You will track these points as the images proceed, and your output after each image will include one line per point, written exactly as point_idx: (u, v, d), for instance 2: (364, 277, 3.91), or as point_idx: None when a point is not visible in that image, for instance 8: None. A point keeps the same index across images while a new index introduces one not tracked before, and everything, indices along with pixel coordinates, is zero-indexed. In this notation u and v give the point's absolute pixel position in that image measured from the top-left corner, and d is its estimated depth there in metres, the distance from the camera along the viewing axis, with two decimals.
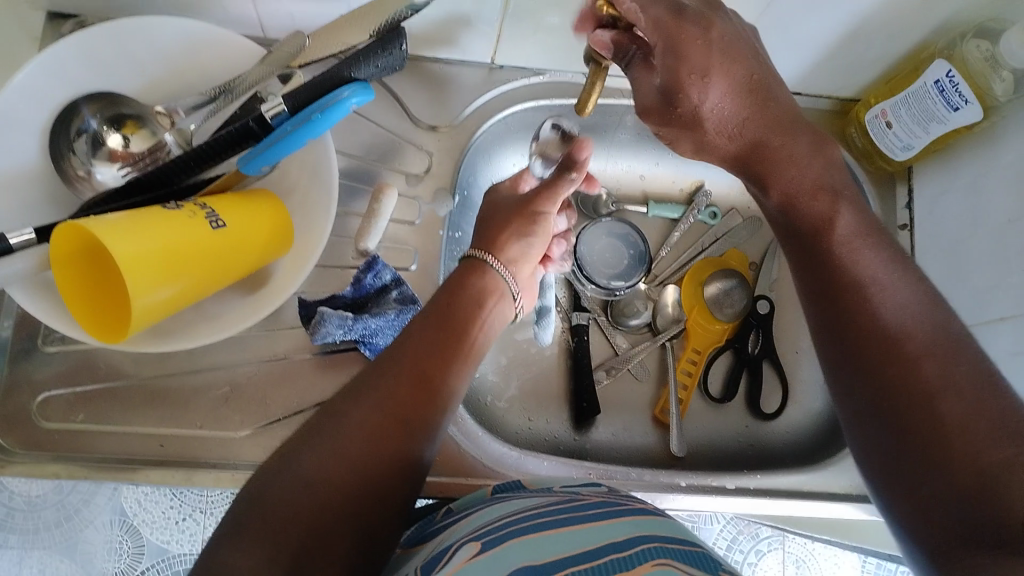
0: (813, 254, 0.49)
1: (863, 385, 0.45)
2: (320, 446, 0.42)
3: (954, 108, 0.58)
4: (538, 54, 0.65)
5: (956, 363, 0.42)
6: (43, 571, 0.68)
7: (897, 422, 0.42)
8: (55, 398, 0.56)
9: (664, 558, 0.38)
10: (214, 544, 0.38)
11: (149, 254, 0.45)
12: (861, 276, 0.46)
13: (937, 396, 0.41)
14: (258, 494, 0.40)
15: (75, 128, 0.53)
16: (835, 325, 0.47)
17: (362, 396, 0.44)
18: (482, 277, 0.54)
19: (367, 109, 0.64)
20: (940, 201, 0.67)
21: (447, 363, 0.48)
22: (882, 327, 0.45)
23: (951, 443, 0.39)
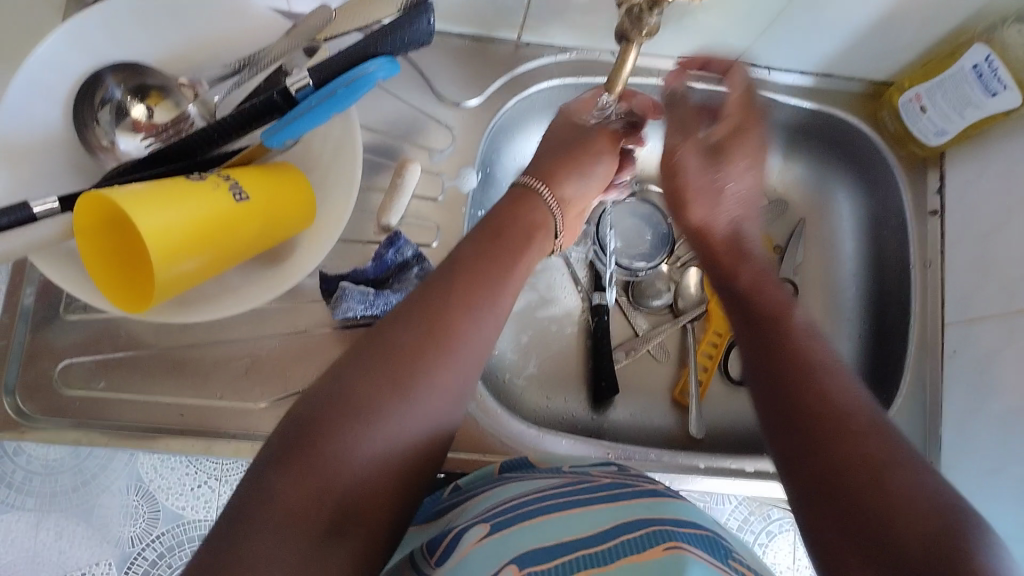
0: (764, 354, 0.43)
1: (795, 462, 0.38)
2: (371, 370, 0.40)
3: (992, 93, 0.57)
4: (567, 31, 0.64)
5: (888, 438, 0.37)
6: (59, 535, 0.64)
7: (831, 498, 0.36)
8: (77, 365, 0.56)
9: (676, 542, 0.37)
10: (261, 471, 0.37)
11: (170, 225, 0.44)
12: (807, 354, 0.42)
13: (872, 462, 0.35)
14: (308, 419, 0.38)
15: (99, 98, 0.53)
16: (783, 411, 0.40)
17: (406, 321, 0.43)
18: (527, 210, 0.54)
19: (391, 82, 0.64)
20: (971, 188, 0.65)
21: (495, 297, 0.46)
22: (822, 394, 0.39)
23: (881, 514, 0.33)
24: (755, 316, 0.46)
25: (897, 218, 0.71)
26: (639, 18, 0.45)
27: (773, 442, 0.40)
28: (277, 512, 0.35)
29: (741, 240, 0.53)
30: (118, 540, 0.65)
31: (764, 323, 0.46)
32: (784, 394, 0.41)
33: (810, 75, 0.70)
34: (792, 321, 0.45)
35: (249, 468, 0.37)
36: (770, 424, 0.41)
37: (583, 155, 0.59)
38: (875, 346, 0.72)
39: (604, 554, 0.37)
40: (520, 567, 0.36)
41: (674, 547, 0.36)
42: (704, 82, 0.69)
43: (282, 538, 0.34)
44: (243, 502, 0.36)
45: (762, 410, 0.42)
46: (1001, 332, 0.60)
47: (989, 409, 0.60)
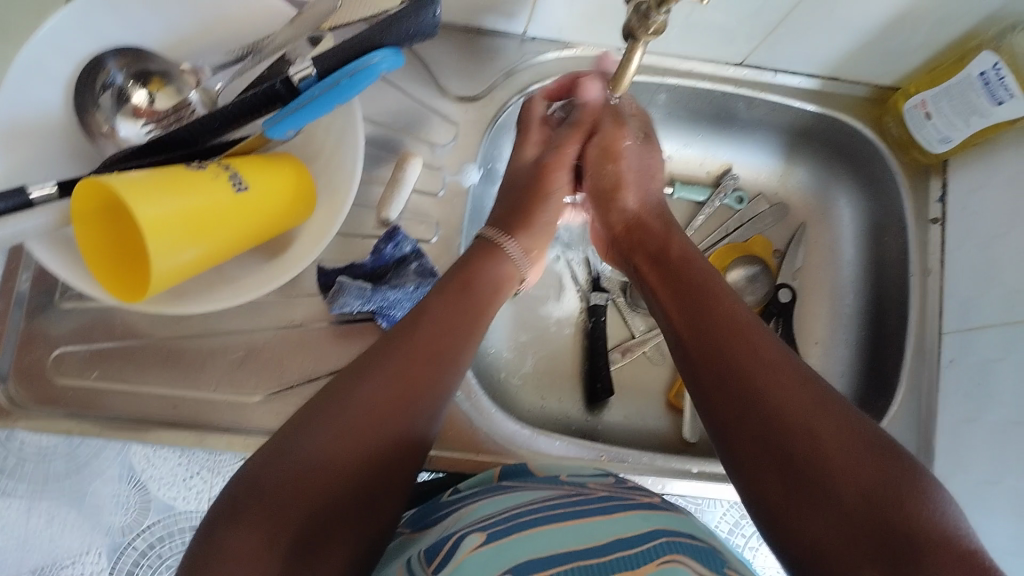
0: (720, 349, 0.46)
1: (739, 425, 0.43)
2: (324, 424, 0.42)
3: (998, 102, 0.57)
4: (573, 28, 0.63)
5: (814, 385, 0.43)
6: (50, 523, 0.63)
7: (776, 460, 0.41)
8: (70, 354, 0.56)
9: (673, 554, 0.38)
10: (217, 524, 0.39)
11: (170, 217, 0.44)
12: (732, 318, 0.48)
13: (810, 419, 0.41)
14: (258, 474, 0.40)
15: (101, 82, 0.51)
16: (721, 376, 0.45)
17: (365, 376, 0.45)
18: (497, 262, 0.56)
19: (394, 75, 0.63)
20: (974, 196, 0.65)
21: (460, 349, 0.49)
22: (764, 362, 0.44)
23: (829, 472, 0.39)
24: (683, 286, 0.52)
25: (897, 225, 0.70)
26: (647, 16, 0.44)
27: (712, 409, 0.45)
28: (231, 566, 0.37)
29: (665, 214, 0.60)
30: (109, 530, 0.64)
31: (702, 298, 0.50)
32: (717, 361, 0.46)
33: (816, 77, 0.69)
34: (716, 288, 0.51)
35: (206, 516, 0.39)
36: (706, 389, 0.46)
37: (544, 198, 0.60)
38: (872, 352, 0.72)
39: (604, 566, 0.37)
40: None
41: (671, 558, 0.37)
42: (708, 83, 0.68)
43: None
44: (201, 556, 0.38)
45: (693, 370, 0.48)
46: (1000, 342, 0.60)
47: (986, 419, 0.60)
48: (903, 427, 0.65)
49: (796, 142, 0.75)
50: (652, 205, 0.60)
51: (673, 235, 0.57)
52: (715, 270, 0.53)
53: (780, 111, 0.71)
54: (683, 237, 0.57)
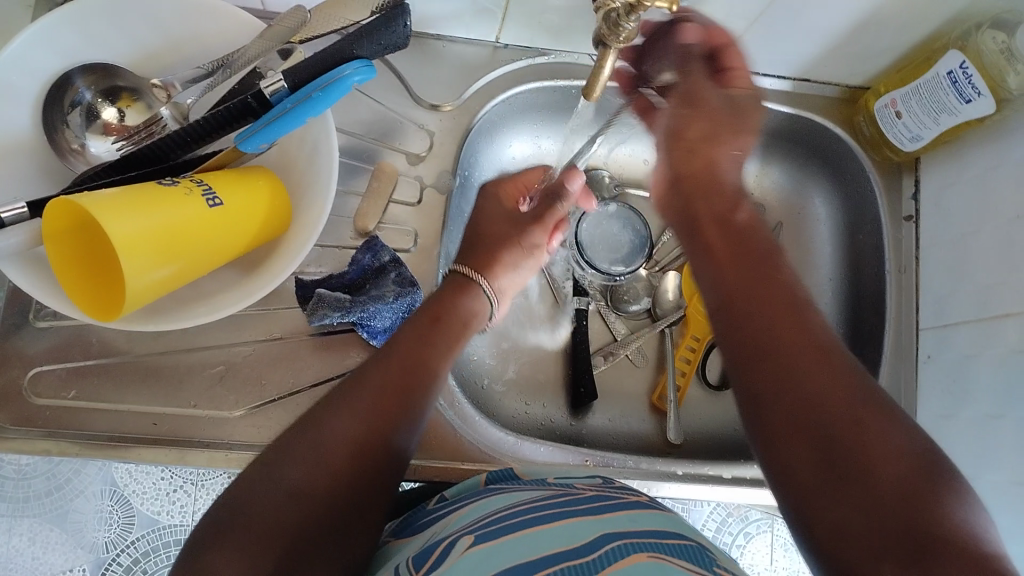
0: (772, 324, 0.43)
1: (771, 399, 0.41)
2: (300, 455, 0.42)
3: (966, 100, 0.57)
4: (545, 35, 0.63)
5: (860, 382, 0.40)
6: (32, 541, 0.63)
7: (806, 438, 0.39)
8: (47, 374, 0.55)
9: (660, 553, 0.38)
10: (199, 549, 0.38)
11: (143, 232, 0.44)
12: (786, 299, 0.45)
13: (853, 407, 0.38)
14: (238, 504, 0.40)
15: (69, 100, 0.52)
16: (762, 349, 0.42)
17: (342, 405, 0.45)
18: (468, 298, 0.56)
19: (368, 86, 0.63)
20: (947, 193, 0.66)
21: (433, 374, 0.49)
22: (811, 347, 0.42)
23: (862, 460, 0.37)
24: (738, 255, 0.48)
25: (872, 223, 0.71)
26: (617, 24, 0.44)
27: (744, 378, 0.42)
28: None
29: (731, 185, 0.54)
30: (92, 546, 0.64)
31: (755, 274, 0.46)
32: (763, 332, 0.43)
33: (788, 79, 0.70)
34: (776, 266, 0.47)
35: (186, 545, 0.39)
36: (742, 361, 0.43)
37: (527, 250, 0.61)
38: (851, 349, 0.72)
39: (593, 562, 0.37)
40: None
41: (659, 557, 0.37)
42: None
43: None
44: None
45: (732, 335, 0.45)
46: (976, 336, 0.60)
47: (964, 413, 0.61)
48: None
49: (772, 143, 0.76)
50: (734, 180, 0.52)
51: (737, 210, 0.51)
52: (781, 251, 0.49)
53: None
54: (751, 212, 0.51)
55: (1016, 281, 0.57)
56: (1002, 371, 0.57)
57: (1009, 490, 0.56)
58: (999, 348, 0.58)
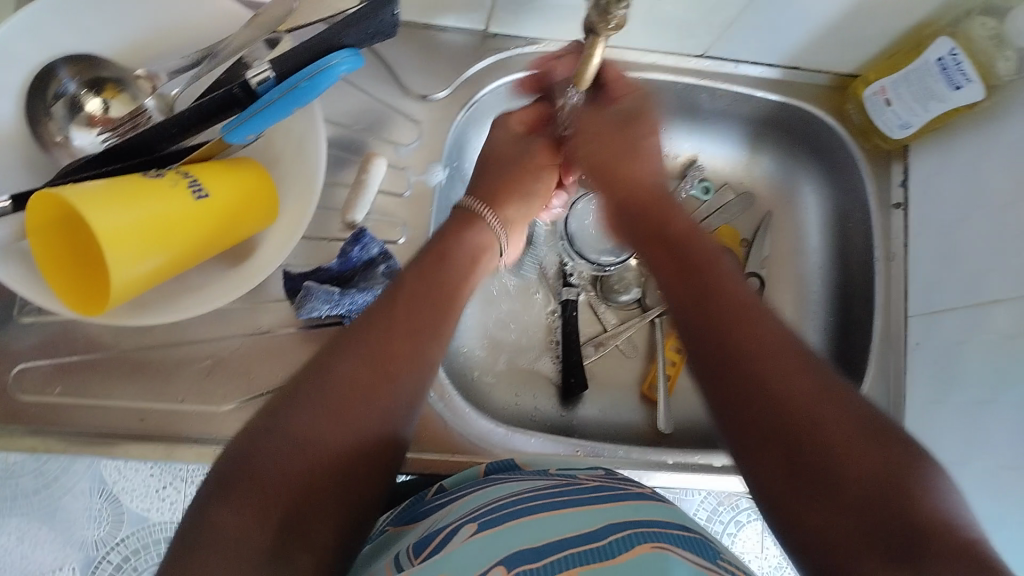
0: (723, 329, 0.43)
1: (738, 414, 0.41)
2: (309, 403, 0.41)
3: (956, 87, 0.58)
4: (534, 23, 0.63)
5: (817, 372, 0.40)
6: (21, 539, 0.62)
7: (779, 448, 0.39)
8: (31, 370, 0.54)
9: (663, 542, 0.38)
10: (200, 508, 0.38)
11: (129, 225, 0.43)
12: (736, 298, 0.45)
13: (815, 408, 0.39)
14: (247, 456, 0.39)
15: (52, 91, 0.51)
16: (719, 352, 0.43)
17: (348, 351, 0.44)
18: (471, 232, 0.56)
19: (356, 76, 0.62)
20: (935, 181, 0.66)
21: (438, 323, 0.49)
22: (765, 347, 0.41)
23: (834, 469, 0.37)
24: (682, 262, 0.48)
25: (860, 212, 0.71)
26: (608, 11, 0.44)
27: (710, 393, 0.43)
28: (219, 548, 0.36)
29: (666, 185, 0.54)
30: (82, 544, 0.63)
31: (700, 276, 0.47)
32: (717, 336, 0.43)
33: (777, 67, 0.70)
34: (718, 267, 0.47)
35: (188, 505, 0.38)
36: (704, 373, 0.43)
37: (534, 177, 0.61)
38: (840, 338, 0.72)
39: (596, 552, 0.37)
40: (508, 568, 0.36)
41: (661, 546, 0.37)
42: (671, 75, 0.68)
43: (232, 562, 0.36)
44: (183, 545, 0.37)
45: (690, 340, 0.45)
46: (966, 322, 0.61)
47: (954, 399, 0.61)
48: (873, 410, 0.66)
49: (761, 132, 0.76)
50: (649, 176, 0.54)
51: (669, 210, 0.52)
52: (718, 249, 0.49)
53: (742, 102, 0.71)
54: (674, 208, 0.52)
55: (1006, 267, 0.57)
56: (992, 357, 0.58)
57: (998, 475, 0.56)
58: (988, 334, 0.58)
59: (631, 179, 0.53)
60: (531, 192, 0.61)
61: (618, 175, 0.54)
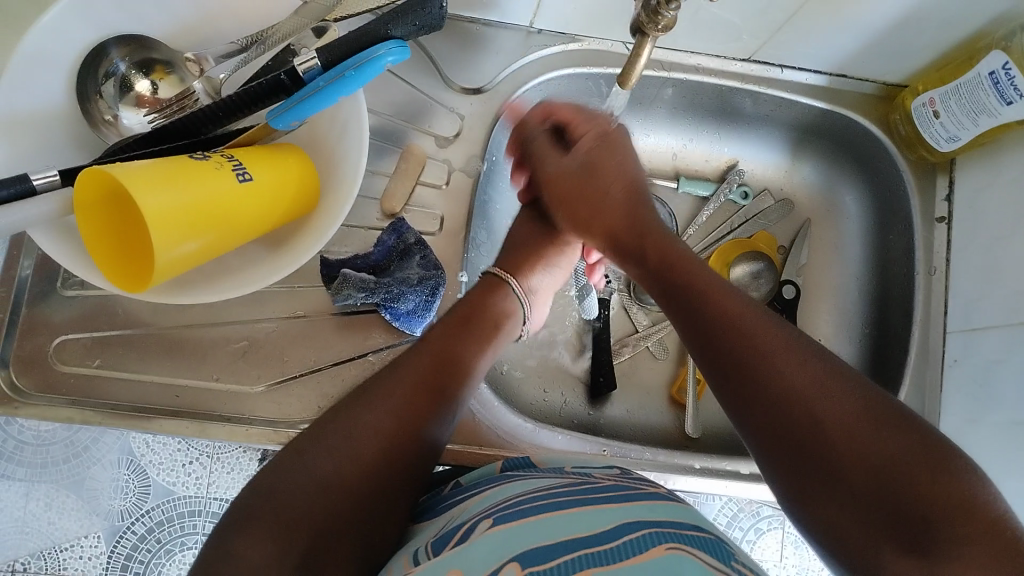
0: (725, 342, 0.45)
1: (747, 414, 0.43)
2: (332, 446, 0.43)
3: (1008, 102, 0.56)
4: (580, 20, 0.63)
5: (816, 361, 0.42)
6: (48, 506, 0.64)
7: (784, 446, 0.41)
8: (72, 342, 0.56)
9: (682, 545, 0.38)
10: (224, 532, 0.38)
11: (173, 204, 0.44)
12: (724, 305, 0.47)
13: (814, 401, 0.41)
14: (271, 489, 0.41)
15: (104, 70, 0.51)
16: (726, 363, 0.45)
17: (374, 402, 0.46)
18: (497, 299, 0.57)
19: (400, 67, 0.63)
20: (981, 196, 0.65)
21: (456, 381, 0.51)
22: (759, 346, 0.44)
23: (842, 457, 0.39)
24: (675, 278, 0.51)
25: (903, 222, 0.70)
26: (656, 12, 0.44)
27: (722, 398, 0.45)
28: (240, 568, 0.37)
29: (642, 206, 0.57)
30: (107, 513, 0.64)
31: (690, 288, 0.49)
32: (720, 349, 0.45)
33: (824, 74, 0.69)
34: (705, 274, 0.50)
35: (217, 527, 0.39)
36: (715, 380, 0.45)
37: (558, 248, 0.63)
38: (875, 351, 0.71)
39: (611, 552, 0.36)
40: (522, 567, 0.36)
41: (677, 548, 0.37)
42: (715, 78, 0.67)
43: None
44: (208, 564, 0.37)
45: (701, 354, 0.47)
46: (1005, 342, 0.60)
47: (989, 419, 0.60)
48: None
49: (804, 139, 0.75)
50: (626, 200, 0.57)
51: (656, 238, 0.53)
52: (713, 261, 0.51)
53: (786, 107, 0.70)
54: (660, 224, 0.55)
55: None
56: None
57: None
58: None
59: (613, 206, 0.57)
60: (554, 260, 0.62)
61: (596, 210, 0.57)
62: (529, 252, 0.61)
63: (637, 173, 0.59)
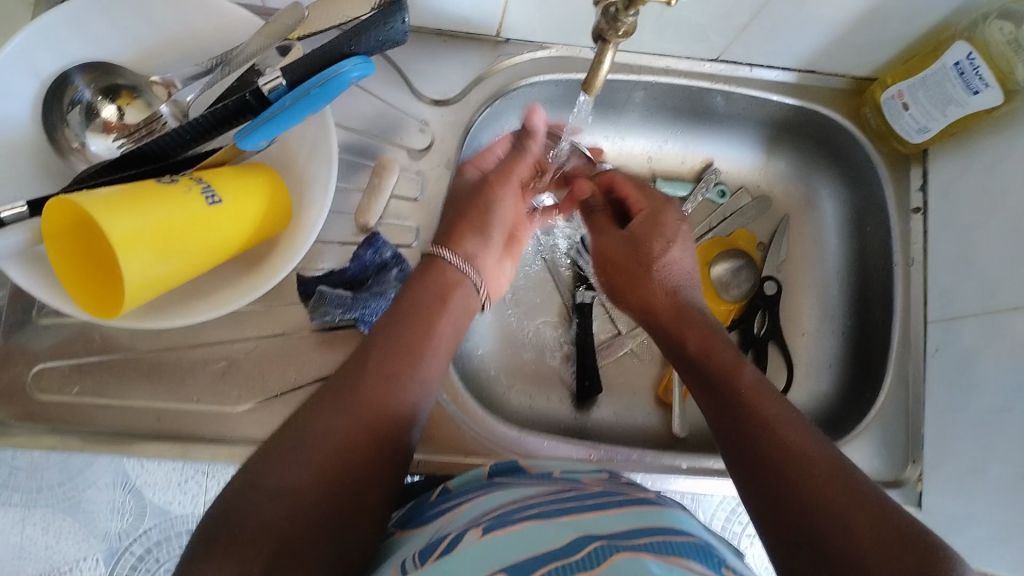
0: (753, 446, 0.44)
1: (775, 520, 0.41)
2: (290, 454, 0.41)
3: (974, 91, 0.57)
4: (546, 28, 0.63)
5: (845, 477, 0.41)
6: (46, 531, 0.60)
7: (807, 552, 0.39)
8: (51, 370, 0.56)
9: (674, 555, 0.37)
10: (188, 559, 0.37)
11: (142, 230, 0.44)
12: (761, 412, 0.46)
13: (840, 505, 0.39)
14: (231, 507, 0.39)
15: (69, 99, 0.52)
16: (756, 469, 0.43)
17: (330, 405, 0.44)
18: (436, 280, 0.53)
19: (368, 80, 0.63)
20: (954, 185, 0.65)
21: (415, 364, 0.48)
22: (794, 455, 0.42)
23: (866, 568, 0.36)
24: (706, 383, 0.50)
25: (879, 215, 0.70)
26: (615, 18, 0.44)
27: (754, 504, 0.43)
28: None
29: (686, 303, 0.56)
30: (105, 535, 0.60)
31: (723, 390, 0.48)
32: (751, 453, 0.44)
33: (793, 71, 0.69)
34: (743, 376, 0.49)
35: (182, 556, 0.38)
36: (746, 482, 0.44)
37: (485, 211, 0.58)
38: (858, 345, 0.72)
39: (582, 560, 0.36)
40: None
41: (668, 560, 0.36)
42: (686, 79, 0.68)
43: None
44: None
45: (734, 458, 0.46)
46: (983, 330, 0.60)
47: (970, 409, 0.61)
48: (887, 418, 0.65)
49: (777, 135, 0.75)
50: (665, 295, 0.57)
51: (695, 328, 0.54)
52: (746, 363, 0.50)
53: (757, 105, 0.71)
54: (699, 323, 0.54)
55: None
56: (1008, 367, 0.57)
57: (1014, 490, 0.56)
58: (1005, 343, 0.57)
59: (652, 301, 0.57)
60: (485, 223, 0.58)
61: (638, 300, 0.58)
62: (459, 216, 0.57)
63: (681, 262, 0.59)
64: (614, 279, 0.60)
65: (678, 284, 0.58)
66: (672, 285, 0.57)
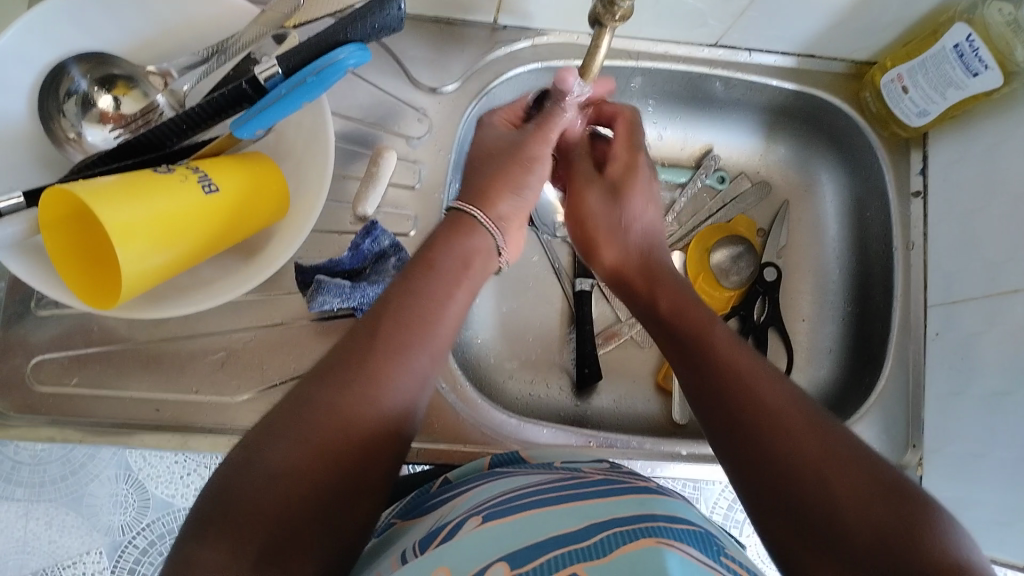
0: (724, 406, 0.44)
1: (751, 481, 0.41)
2: (287, 434, 0.38)
3: (974, 73, 0.57)
4: (543, 14, 0.63)
5: (822, 432, 0.40)
6: (49, 525, 0.60)
7: (789, 514, 0.38)
8: (49, 361, 0.56)
9: (671, 539, 0.36)
10: (182, 543, 0.34)
11: (136, 218, 0.44)
12: (733, 363, 0.45)
13: (820, 465, 0.38)
14: (225, 489, 0.36)
15: (65, 89, 0.51)
16: (726, 424, 0.43)
17: (329, 378, 0.41)
18: (467, 242, 0.49)
19: (364, 68, 0.63)
20: (954, 168, 0.65)
21: (426, 334, 0.44)
22: (769, 412, 0.42)
23: (850, 528, 0.36)
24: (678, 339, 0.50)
25: (878, 200, 0.70)
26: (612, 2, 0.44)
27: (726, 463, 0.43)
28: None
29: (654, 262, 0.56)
30: (108, 529, 0.60)
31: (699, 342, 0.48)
32: (722, 405, 0.44)
33: (792, 55, 0.69)
34: (714, 333, 0.48)
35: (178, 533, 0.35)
36: (719, 437, 0.44)
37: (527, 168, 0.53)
38: (858, 329, 0.72)
39: (589, 549, 0.35)
40: (509, 566, 0.35)
41: (665, 543, 0.35)
42: (684, 64, 0.67)
43: None
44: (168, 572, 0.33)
45: (704, 410, 0.45)
46: (983, 314, 0.60)
47: (970, 393, 0.60)
48: (888, 402, 0.65)
49: (775, 120, 0.75)
50: (635, 254, 0.57)
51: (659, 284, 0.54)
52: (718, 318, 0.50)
53: (757, 90, 0.71)
54: (669, 284, 0.54)
55: None
56: (1008, 348, 0.57)
57: (1015, 473, 0.55)
58: (1006, 326, 0.57)
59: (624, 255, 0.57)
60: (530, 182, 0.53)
61: (606, 252, 0.58)
62: (506, 167, 0.52)
63: (652, 221, 0.58)
64: (574, 227, 0.60)
65: (645, 248, 0.57)
66: (641, 248, 0.57)
